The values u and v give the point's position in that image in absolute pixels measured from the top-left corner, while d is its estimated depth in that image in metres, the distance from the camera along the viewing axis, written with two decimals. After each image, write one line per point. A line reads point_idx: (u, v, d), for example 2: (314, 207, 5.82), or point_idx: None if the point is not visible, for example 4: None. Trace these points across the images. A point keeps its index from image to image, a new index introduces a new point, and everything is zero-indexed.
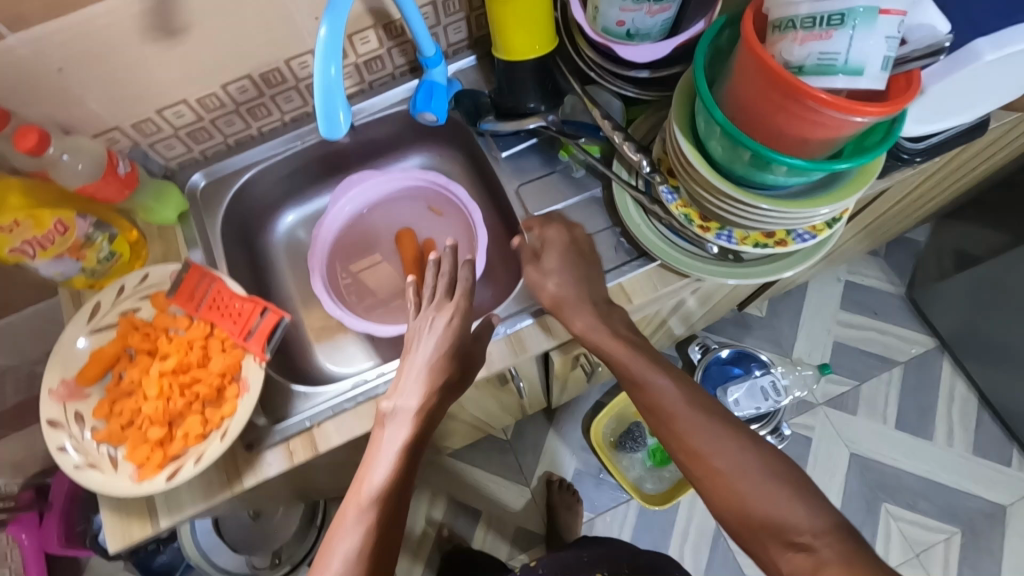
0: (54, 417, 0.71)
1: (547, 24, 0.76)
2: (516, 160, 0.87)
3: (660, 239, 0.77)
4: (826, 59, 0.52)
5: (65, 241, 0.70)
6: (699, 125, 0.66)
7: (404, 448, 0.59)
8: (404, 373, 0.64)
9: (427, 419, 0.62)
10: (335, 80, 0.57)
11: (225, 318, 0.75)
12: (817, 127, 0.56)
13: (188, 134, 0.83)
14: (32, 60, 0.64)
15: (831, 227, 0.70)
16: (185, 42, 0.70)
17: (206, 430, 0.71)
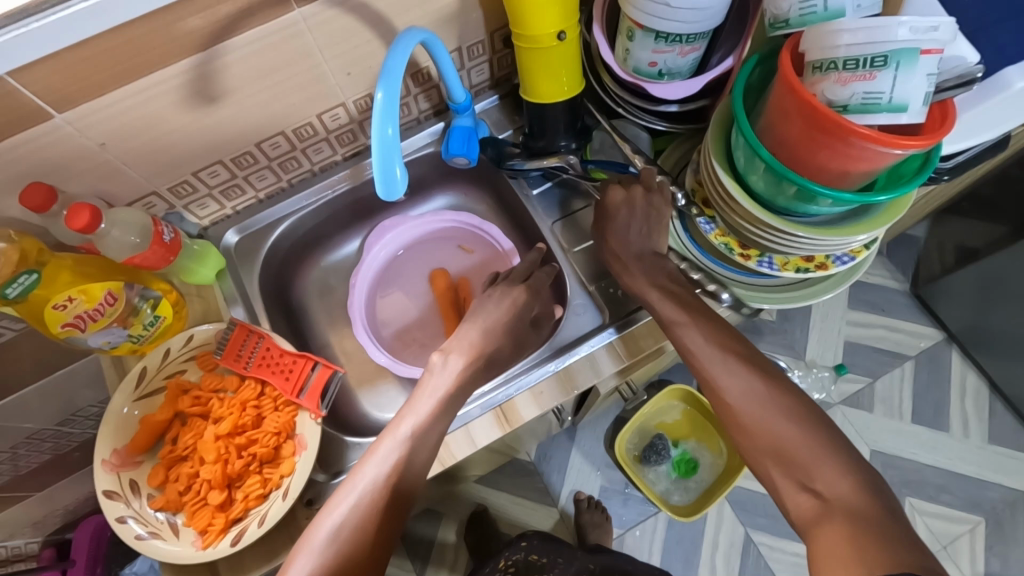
0: (110, 488, 0.70)
1: (576, 65, 0.77)
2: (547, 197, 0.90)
3: (700, 267, 0.78)
4: (870, 98, 0.54)
5: (114, 311, 0.70)
6: (737, 157, 0.67)
7: (450, 390, 0.68)
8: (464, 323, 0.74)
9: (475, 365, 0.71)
10: (393, 140, 0.57)
11: (276, 375, 0.75)
12: (859, 161, 0.58)
13: (222, 192, 0.83)
14: (77, 137, 0.64)
15: (868, 248, 0.71)
16: (223, 107, 0.71)
17: (267, 489, 0.71)
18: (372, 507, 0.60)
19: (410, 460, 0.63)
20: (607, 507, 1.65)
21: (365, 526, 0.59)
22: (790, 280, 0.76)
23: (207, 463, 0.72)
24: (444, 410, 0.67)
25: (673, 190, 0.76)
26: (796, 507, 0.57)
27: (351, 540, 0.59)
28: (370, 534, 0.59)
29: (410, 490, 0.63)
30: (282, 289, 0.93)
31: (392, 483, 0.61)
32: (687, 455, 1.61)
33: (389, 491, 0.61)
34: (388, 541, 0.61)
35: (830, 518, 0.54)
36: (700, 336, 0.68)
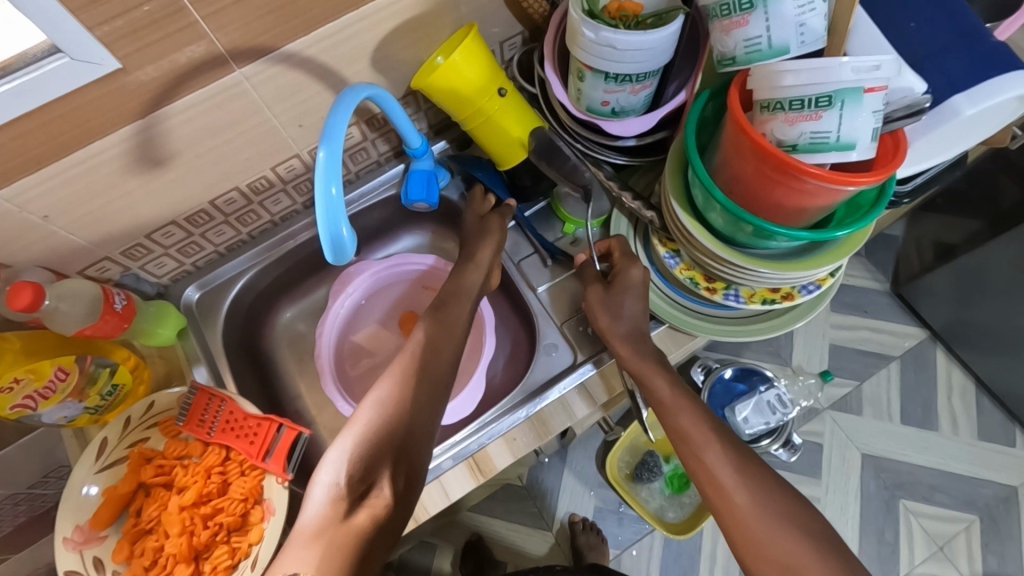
0: (73, 567, 0.68)
1: (530, 117, 0.79)
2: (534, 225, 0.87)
3: (666, 300, 0.76)
4: (818, 137, 0.54)
5: (67, 386, 0.68)
6: (695, 195, 0.67)
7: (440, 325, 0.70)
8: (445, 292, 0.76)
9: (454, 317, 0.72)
10: (337, 199, 0.56)
11: (240, 439, 0.73)
12: (813, 198, 0.57)
13: (179, 250, 0.81)
14: (18, 212, 0.62)
15: (834, 276, 0.71)
16: (169, 170, 0.69)
17: (235, 559, 0.69)
18: (408, 381, 0.63)
19: (432, 350, 0.67)
20: (602, 528, 1.63)
21: (405, 395, 0.62)
22: (758, 312, 0.75)
23: (172, 536, 0.69)
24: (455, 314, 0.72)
25: (637, 205, 0.77)
26: None
27: (396, 405, 0.61)
28: (410, 405, 0.61)
29: (437, 369, 0.66)
30: (250, 339, 0.91)
31: (422, 365, 0.66)
32: (679, 471, 1.60)
33: (418, 367, 0.65)
34: (429, 409, 0.63)
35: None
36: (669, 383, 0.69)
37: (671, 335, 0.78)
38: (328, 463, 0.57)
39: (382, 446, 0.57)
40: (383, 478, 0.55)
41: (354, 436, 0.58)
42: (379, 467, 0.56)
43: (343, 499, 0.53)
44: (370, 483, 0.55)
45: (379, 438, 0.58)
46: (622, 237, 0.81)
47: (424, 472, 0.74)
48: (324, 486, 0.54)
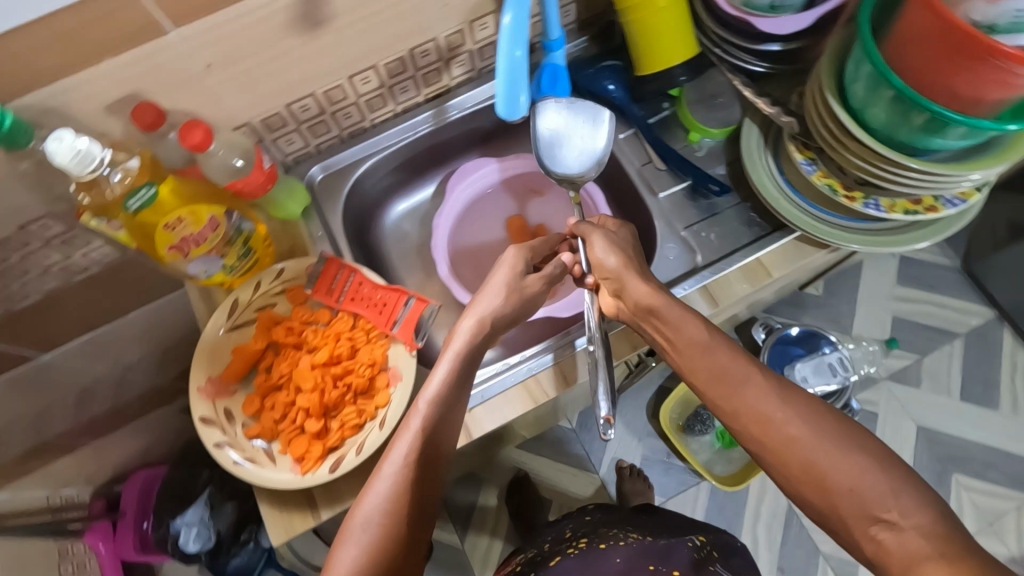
0: (207, 414, 0.71)
1: (688, 30, 0.79)
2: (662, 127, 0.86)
3: (798, 210, 0.76)
4: (1022, 17, 0.52)
5: (216, 237, 0.70)
6: (854, 90, 0.65)
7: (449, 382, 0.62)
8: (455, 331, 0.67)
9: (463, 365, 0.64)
10: (520, 62, 0.56)
11: (369, 309, 0.75)
12: (998, 87, 0.56)
13: (309, 127, 0.82)
14: (187, 56, 0.64)
15: (980, 191, 0.70)
16: (324, 34, 0.70)
17: (362, 420, 0.71)
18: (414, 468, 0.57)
19: (440, 420, 0.60)
20: (648, 475, 1.65)
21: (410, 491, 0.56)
22: (892, 226, 0.74)
23: (305, 392, 0.72)
24: (463, 377, 0.64)
25: (775, 110, 0.76)
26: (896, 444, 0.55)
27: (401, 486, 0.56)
28: (417, 491, 0.57)
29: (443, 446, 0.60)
30: (361, 230, 0.93)
31: (424, 453, 0.58)
32: None
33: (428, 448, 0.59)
34: (432, 492, 0.58)
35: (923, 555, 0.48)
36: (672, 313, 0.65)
37: (796, 247, 0.77)
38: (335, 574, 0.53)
39: (389, 542, 0.54)
40: None
41: (359, 527, 0.54)
42: None
43: None
44: None
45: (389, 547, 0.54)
46: (754, 146, 0.79)
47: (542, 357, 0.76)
48: None
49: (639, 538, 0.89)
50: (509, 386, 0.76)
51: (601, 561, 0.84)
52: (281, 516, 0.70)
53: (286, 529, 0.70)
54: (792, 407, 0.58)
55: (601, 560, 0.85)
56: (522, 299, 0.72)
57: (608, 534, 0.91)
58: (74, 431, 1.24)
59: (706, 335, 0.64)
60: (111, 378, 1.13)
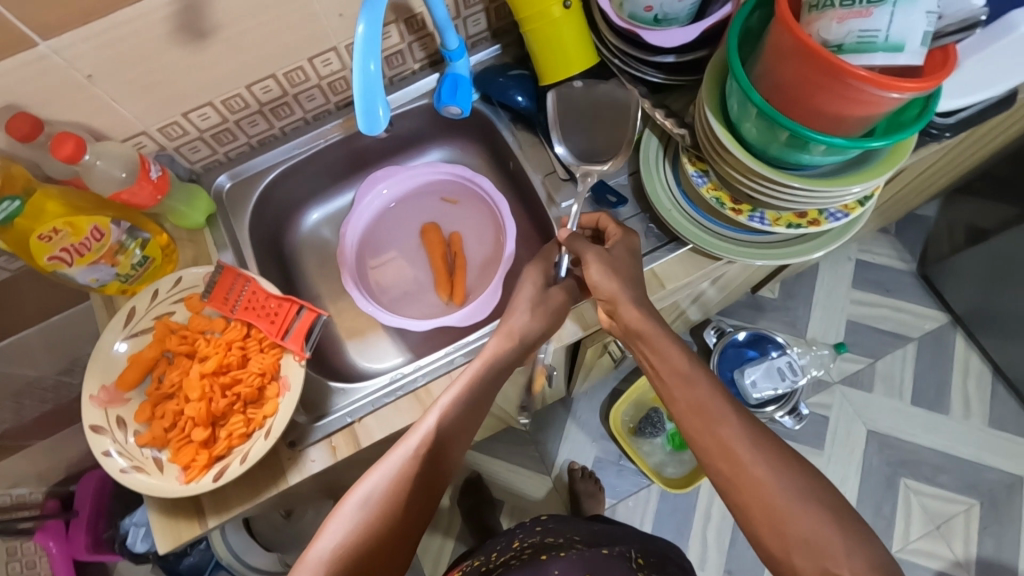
0: (97, 422, 0.71)
1: (586, 41, 0.79)
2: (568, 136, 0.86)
3: (690, 222, 0.76)
4: (866, 37, 0.52)
5: (102, 247, 0.70)
6: (730, 105, 0.66)
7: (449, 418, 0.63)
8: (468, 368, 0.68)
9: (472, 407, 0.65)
10: (375, 76, 0.57)
11: (261, 318, 0.75)
12: (854, 105, 0.56)
13: (213, 136, 0.83)
14: (63, 67, 0.64)
15: (864, 205, 0.70)
16: (211, 45, 0.70)
17: (249, 429, 0.72)
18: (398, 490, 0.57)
19: (447, 441, 0.62)
20: (601, 478, 1.64)
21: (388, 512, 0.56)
22: (784, 238, 0.75)
23: (193, 401, 0.72)
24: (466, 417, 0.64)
25: (671, 123, 0.76)
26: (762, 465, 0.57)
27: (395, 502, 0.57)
28: (401, 513, 0.57)
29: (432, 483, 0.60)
30: (275, 237, 0.93)
31: (412, 480, 0.58)
32: (681, 429, 1.62)
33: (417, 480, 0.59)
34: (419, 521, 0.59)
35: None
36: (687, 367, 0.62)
37: (691, 259, 0.78)
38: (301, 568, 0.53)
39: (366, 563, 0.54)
40: None
41: (341, 535, 0.55)
42: None
43: None
44: None
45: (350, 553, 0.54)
46: (651, 157, 0.80)
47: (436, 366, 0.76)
48: None
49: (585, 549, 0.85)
50: (400, 395, 0.76)
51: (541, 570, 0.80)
52: (169, 523, 0.71)
53: (173, 536, 0.71)
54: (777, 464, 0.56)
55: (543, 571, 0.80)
56: (548, 315, 0.71)
57: (551, 547, 0.87)
58: (12, 433, 1.25)
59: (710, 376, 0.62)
60: (43, 380, 1.14)
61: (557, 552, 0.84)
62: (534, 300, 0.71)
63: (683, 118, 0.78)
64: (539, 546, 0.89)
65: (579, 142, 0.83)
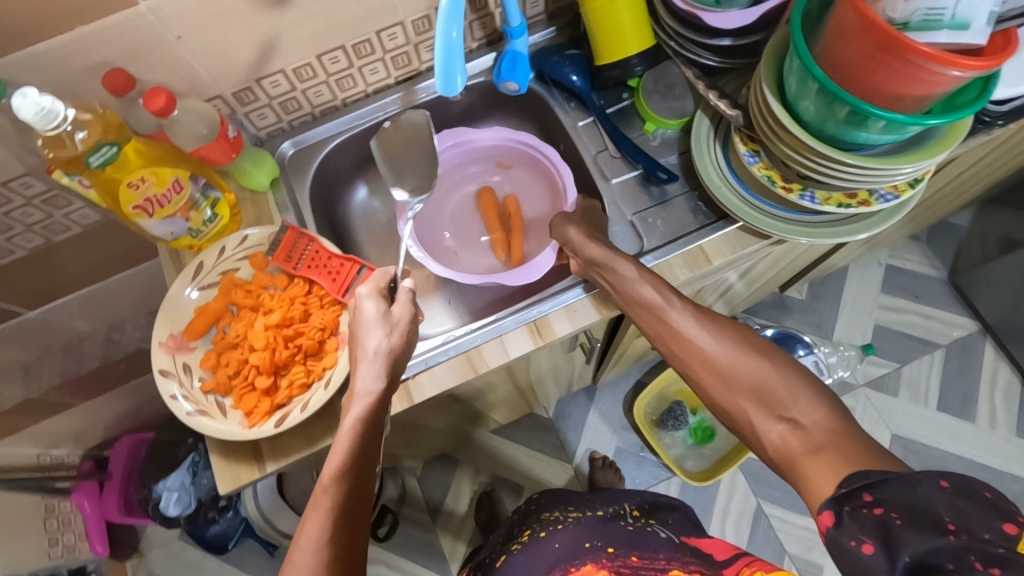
0: (166, 367, 0.75)
1: (643, 23, 0.82)
2: (620, 117, 0.89)
3: (740, 200, 0.78)
4: (932, 14, 0.55)
5: (179, 201, 0.74)
6: (788, 84, 0.68)
7: (362, 425, 0.62)
8: (358, 364, 0.65)
9: (379, 406, 0.64)
10: (457, 42, 0.61)
11: (324, 275, 0.79)
12: (915, 83, 0.58)
13: (281, 103, 0.86)
14: (156, 26, 0.68)
15: (913, 187, 0.73)
16: (289, 13, 0.74)
17: (310, 379, 0.75)
18: (336, 513, 0.56)
19: (370, 434, 0.62)
20: (621, 468, 1.64)
21: (339, 537, 0.55)
22: (831, 218, 0.77)
23: (257, 349, 0.76)
24: (375, 420, 0.63)
25: (726, 104, 0.78)
26: (766, 423, 0.59)
27: (343, 493, 0.58)
28: (353, 503, 0.58)
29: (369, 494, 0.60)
30: (329, 205, 0.96)
31: (346, 499, 0.57)
32: (704, 423, 1.62)
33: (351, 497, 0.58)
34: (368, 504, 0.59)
35: (820, 450, 0.53)
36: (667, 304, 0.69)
37: (738, 237, 0.80)
38: None
39: (342, 557, 0.55)
40: None
41: (316, 537, 0.54)
42: None
43: None
44: None
45: None
46: (703, 137, 0.82)
47: (487, 329, 0.79)
48: None
49: (581, 515, 0.90)
50: (452, 355, 0.78)
51: (543, 549, 0.85)
52: (229, 466, 0.74)
53: (232, 479, 0.74)
54: (761, 365, 0.62)
55: (544, 549, 0.84)
56: (407, 336, 0.68)
57: (548, 520, 0.91)
58: (59, 390, 1.29)
59: (690, 311, 0.69)
60: (96, 337, 1.19)
61: (556, 526, 0.89)
62: (373, 325, 0.66)
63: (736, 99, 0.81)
64: (536, 521, 0.94)
65: (414, 180, 0.81)
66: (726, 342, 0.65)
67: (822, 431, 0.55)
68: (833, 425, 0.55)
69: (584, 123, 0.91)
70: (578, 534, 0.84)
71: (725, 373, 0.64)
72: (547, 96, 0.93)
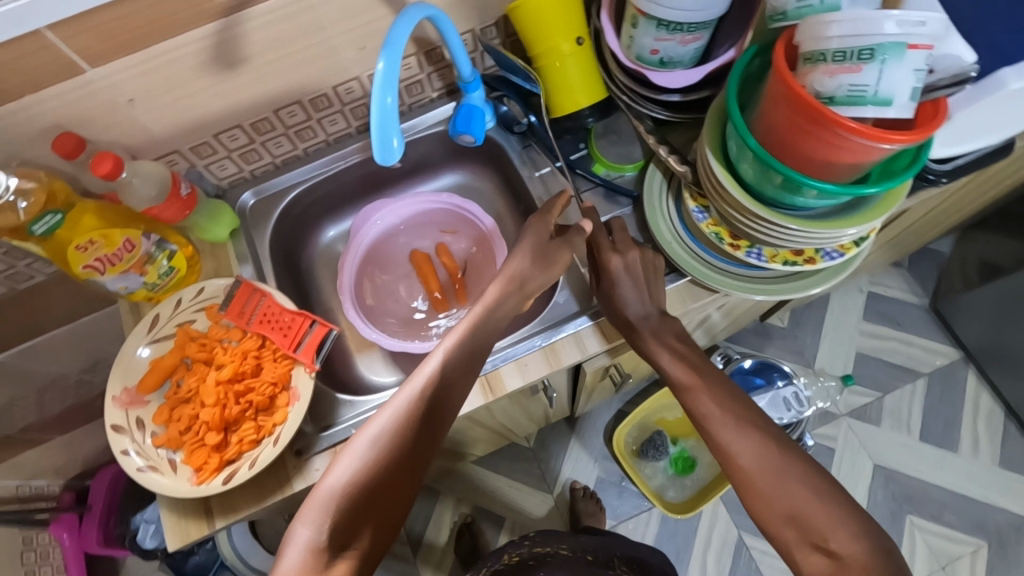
0: (117, 422, 0.75)
1: (594, 77, 0.83)
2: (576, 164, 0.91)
3: (691, 255, 0.79)
4: (856, 91, 0.55)
5: (131, 258, 0.75)
6: (729, 146, 0.68)
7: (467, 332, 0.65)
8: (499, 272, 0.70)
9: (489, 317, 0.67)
10: (391, 109, 0.61)
11: (275, 331, 0.79)
12: (845, 153, 0.58)
13: (240, 155, 0.88)
14: (107, 92, 0.69)
15: (858, 245, 0.73)
16: (242, 73, 0.75)
17: (259, 436, 0.75)
18: (408, 417, 0.60)
19: (469, 354, 0.65)
20: (601, 498, 1.63)
21: (404, 435, 0.59)
22: (780, 274, 0.77)
23: (208, 405, 0.76)
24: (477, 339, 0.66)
25: (673, 159, 0.79)
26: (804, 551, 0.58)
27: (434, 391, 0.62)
28: (435, 407, 0.61)
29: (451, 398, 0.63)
30: (292, 251, 0.97)
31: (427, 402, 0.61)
32: (685, 453, 1.61)
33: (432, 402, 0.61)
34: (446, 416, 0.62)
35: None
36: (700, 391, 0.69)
37: (690, 290, 0.80)
38: (319, 498, 0.57)
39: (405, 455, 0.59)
40: (362, 533, 0.56)
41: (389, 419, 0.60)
42: (360, 525, 0.56)
43: (320, 552, 0.54)
44: (349, 540, 0.55)
45: (368, 482, 0.57)
46: (654, 191, 0.83)
47: None
48: (304, 534, 0.55)
49: (570, 554, 0.96)
50: None
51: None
52: (179, 523, 0.74)
53: (182, 535, 0.74)
54: (805, 492, 0.59)
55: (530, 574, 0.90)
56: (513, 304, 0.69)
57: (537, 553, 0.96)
58: (37, 426, 1.30)
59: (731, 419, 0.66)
60: (69, 377, 1.20)
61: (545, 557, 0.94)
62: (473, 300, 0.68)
63: (685, 153, 0.82)
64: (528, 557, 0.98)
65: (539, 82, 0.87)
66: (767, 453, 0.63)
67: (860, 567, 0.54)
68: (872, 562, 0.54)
69: (542, 173, 0.92)
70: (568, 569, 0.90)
71: (762, 488, 0.61)
72: (507, 145, 0.94)
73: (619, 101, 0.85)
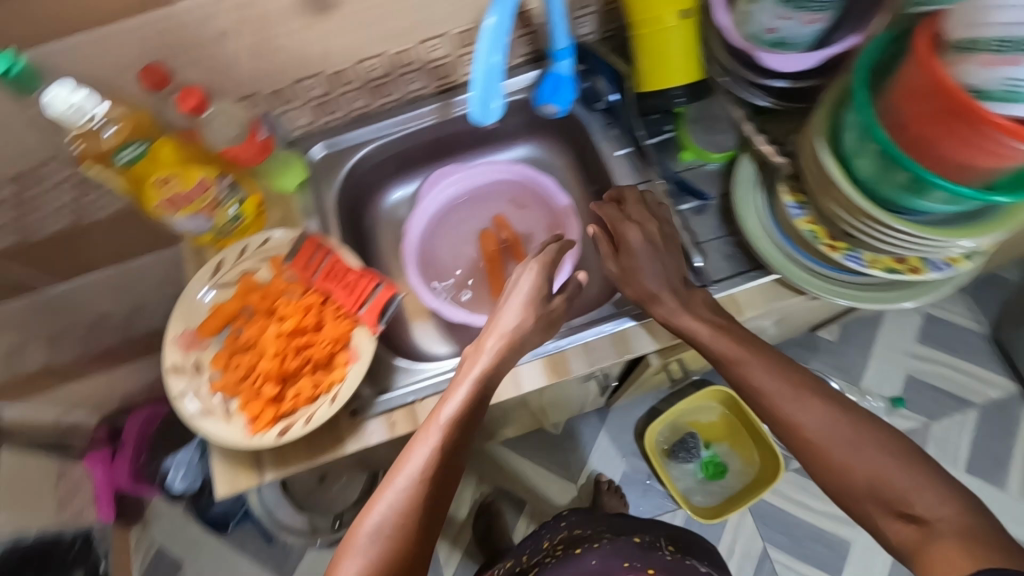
0: (177, 364, 0.75)
1: (694, 55, 0.78)
2: (662, 147, 0.86)
3: (780, 252, 0.74)
4: (1012, 84, 0.48)
5: (205, 200, 0.73)
6: (846, 137, 0.64)
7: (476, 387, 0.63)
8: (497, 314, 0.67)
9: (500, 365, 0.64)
10: (497, 68, 0.59)
11: (340, 288, 0.78)
12: (987, 156, 0.52)
13: (316, 105, 0.85)
14: (198, 25, 0.67)
15: (970, 259, 0.68)
16: (331, 18, 0.72)
17: (316, 392, 0.74)
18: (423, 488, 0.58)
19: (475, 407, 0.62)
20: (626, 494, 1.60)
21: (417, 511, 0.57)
22: (876, 282, 0.72)
23: (268, 356, 0.75)
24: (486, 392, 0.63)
25: (770, 149, 0.74)
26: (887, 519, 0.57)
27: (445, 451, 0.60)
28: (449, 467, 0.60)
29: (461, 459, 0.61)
30: (356, 210, 0.95)
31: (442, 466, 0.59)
32: (717, 458, 1.58)
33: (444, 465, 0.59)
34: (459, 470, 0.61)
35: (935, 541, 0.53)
36: (754, 364, 0.64)
37: (773, 290, 0.76)
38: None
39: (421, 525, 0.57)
40: None
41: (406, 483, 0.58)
42: None
43: None
44: None
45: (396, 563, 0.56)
46: (745, 181, 0.78)
47: None
48: None
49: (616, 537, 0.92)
50: None
51: (578, 565, 0.87)
52: (230, 471, 0.74)
53: (232, 483, 0.74)
54: (885, 460, 0.57)
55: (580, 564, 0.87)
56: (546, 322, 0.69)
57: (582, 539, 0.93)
58: (82, 361, 1.32)
59: (789, 390, 0.62)
60: (119, 316, 1.21)
61: (591, 543, 0.91)
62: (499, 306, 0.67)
63: (784, 143, 0.77)
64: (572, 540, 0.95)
65: None
66: (839, 423, 0.60)
67: (951, 531, 0.52)
68: (962, 525, 0.52)
69: (622, 152, 0.88)
70: (615, 555, 0.87)
71: (834, 460, 0.59)
72: (587, 120, 0.90)
73: (717, 84, 0.80)
